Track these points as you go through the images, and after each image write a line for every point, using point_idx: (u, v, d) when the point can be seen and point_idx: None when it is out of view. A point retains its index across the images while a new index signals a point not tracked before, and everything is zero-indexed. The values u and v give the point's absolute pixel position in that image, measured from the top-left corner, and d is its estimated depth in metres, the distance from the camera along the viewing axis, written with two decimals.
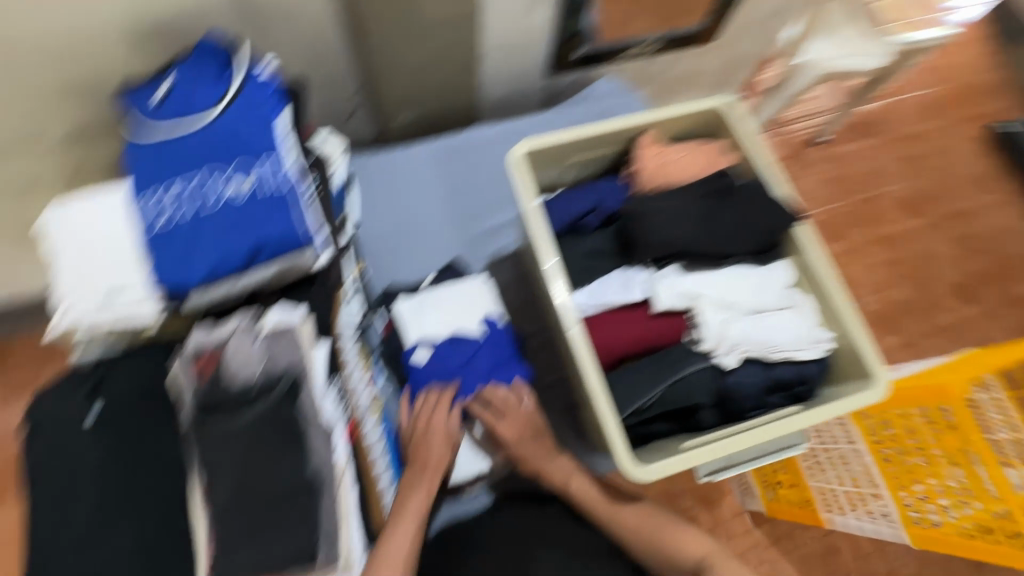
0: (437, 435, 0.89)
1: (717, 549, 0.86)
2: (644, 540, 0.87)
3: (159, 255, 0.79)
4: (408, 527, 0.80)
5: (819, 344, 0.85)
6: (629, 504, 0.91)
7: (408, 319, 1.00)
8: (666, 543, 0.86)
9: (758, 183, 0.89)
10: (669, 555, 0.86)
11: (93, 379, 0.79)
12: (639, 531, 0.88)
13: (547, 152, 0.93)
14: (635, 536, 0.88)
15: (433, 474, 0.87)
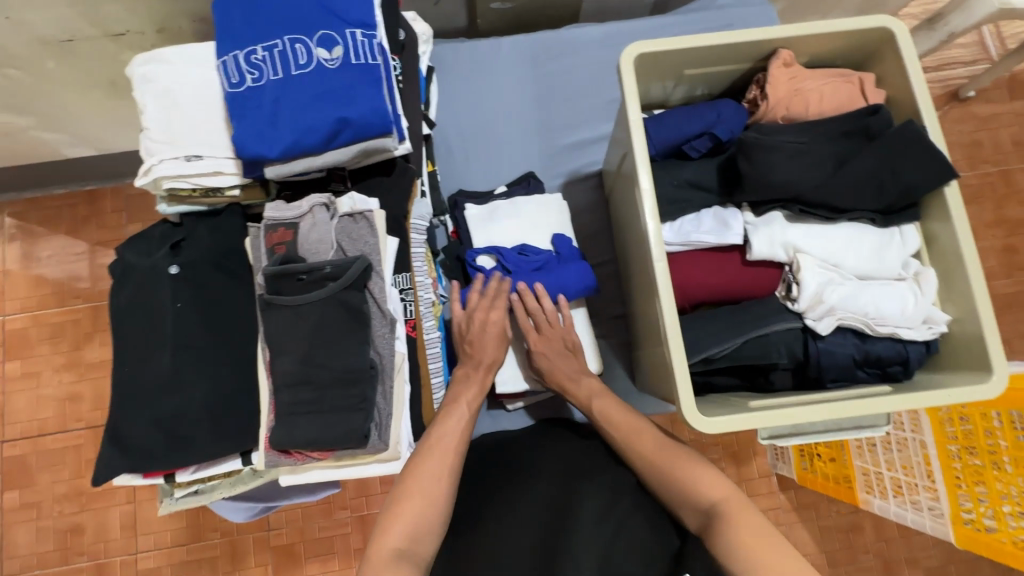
0: (491, 333, 0.90)
1: (743, 495, 0.65)
2: (656, 470, 0.71)
3: (240, 119, 0.76)
4: (458, 415, 0.79)
5: (929, 325, 0.74)
6: (648, 430, 0.76)
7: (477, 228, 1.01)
8: (680, 474, 0.68)
9: (915, 128, 0.73)
10: (682, 495, 0.68)
11: (178, 235, 0.85)
12: (659, 463, 0.71)
13: (662, 60, 0.81)
14: (646, 463, 0.72)
15: (484, 372, 0.88)
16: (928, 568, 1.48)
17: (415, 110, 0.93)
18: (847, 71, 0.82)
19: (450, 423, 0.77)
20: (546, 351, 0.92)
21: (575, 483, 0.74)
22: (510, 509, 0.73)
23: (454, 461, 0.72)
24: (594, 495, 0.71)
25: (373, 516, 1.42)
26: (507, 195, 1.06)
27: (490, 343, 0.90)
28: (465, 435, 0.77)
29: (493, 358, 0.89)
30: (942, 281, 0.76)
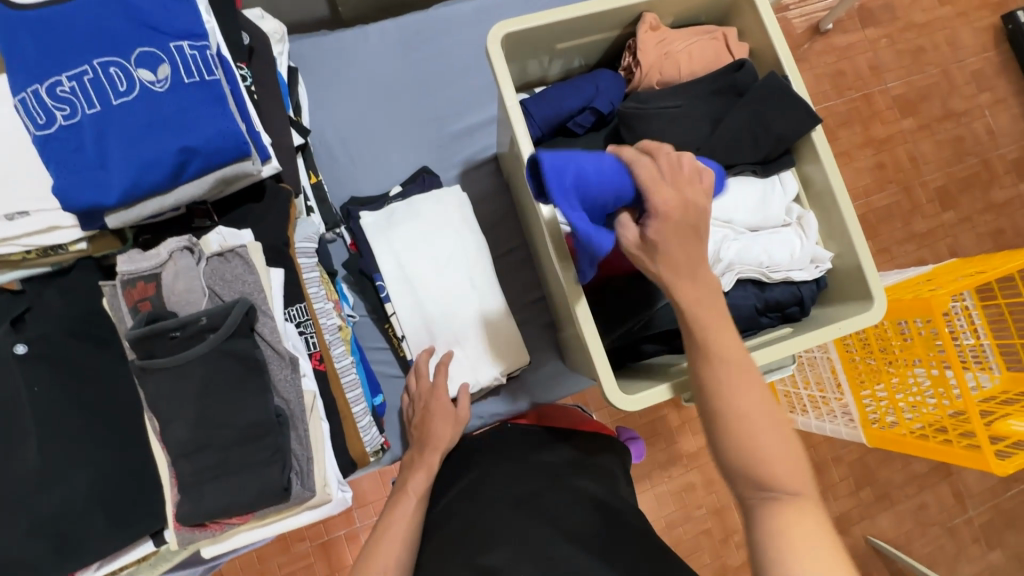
0: (439, 412, 0.88)
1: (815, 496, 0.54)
2: (735, 431, 0.54)
3: (60, 166, 0.65)
4: (406, 505, 0.78)
5: (815, 264, 0.79)
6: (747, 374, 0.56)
7: (377, 240, 0.94)
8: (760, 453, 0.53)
9: (778, 78, 0.75)
10: (752, 468, 0.53)
11: (20, 307, 0.73)
12: (746, 453, 0.54)
13: (530, 37, 0.77)
14: (730, 422, 0.55)
15: (432, 454, 0.84)
16: (850, 462, 1.63)
17: (278, 120, 0.84)
18: (708, 27, 0.83)
19: (396, 516, 0.77)
20: (682, 241, 0.55)
21: (520, 506, 0.76)
22: (458, 540, 0.74)
23: (402, 552, 0.73)
24: (541, 513, 0.74)
25: (334, 540, 1.37)
26: (400, 195, 1.00)
27: (433, 424, 0.87)
28: (412, 528, 0.76)
29: (444, 438, 0.86)
30: (821, 221, 0.80)
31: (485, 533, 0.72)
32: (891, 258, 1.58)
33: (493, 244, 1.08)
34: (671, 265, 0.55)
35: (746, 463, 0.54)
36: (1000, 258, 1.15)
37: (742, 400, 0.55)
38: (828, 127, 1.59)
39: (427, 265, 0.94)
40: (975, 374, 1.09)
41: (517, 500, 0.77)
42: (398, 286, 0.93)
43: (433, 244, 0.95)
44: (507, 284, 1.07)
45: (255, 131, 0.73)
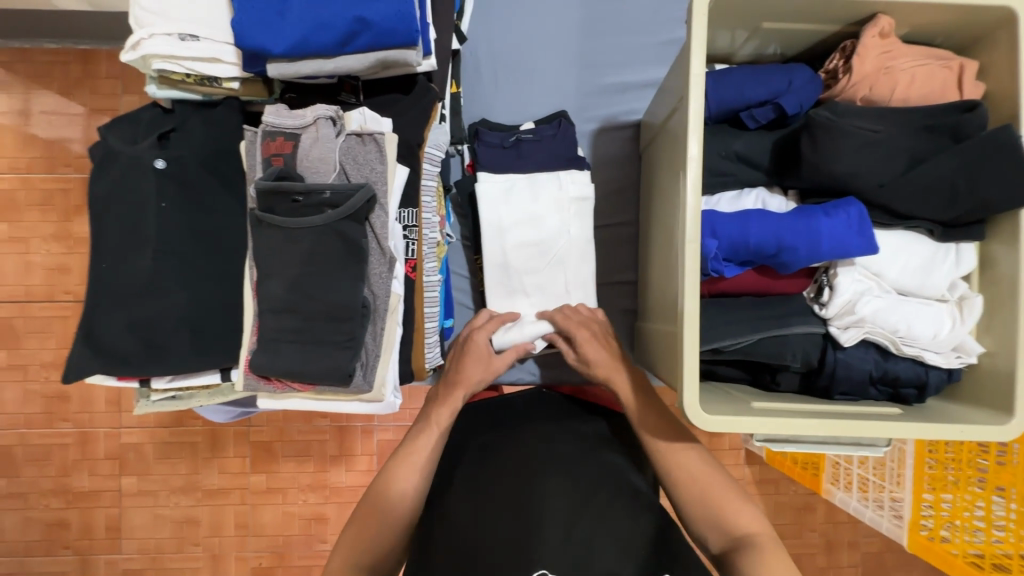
0: (475, 352, 0.87)
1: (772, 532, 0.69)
2: (701, 494, 0.72)
3: (245, 1, 0.66)
4: (432, 435, 0.80)
5: (957, 353, 0.70)
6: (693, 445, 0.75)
7: (490, 182, 0.92)
8: (721, 506, 0.71)
9: (1014, 136, 0.63)
10: (716, 522, 0.71)
11: (167, 124, 0.77)
12: (707, 511, 0.72)
13: (738, 5, 0.69)
14: (693, 485, 0.73)
15: (458, 390, 0.84)
16: (865, 552, 1.58)
17: (446, 19, 0.80)
18: (947, 54, 0.71)
19: (417, 443, 0.79)
20: (597, 348, 0.85)
21: (547, 467, 0.78)
22: (486, 484, 0.78)
23: (419, 477, 0.76)
24: (562, 479, 0.77)
25: (350, 428, 1.47)
26: (533, 131, 0.95)
27: (467, 362, 0.86)
28: (434, 454, 0.78)
29: (474, 378, 0.85)
30: (985, 309, 0.70)
31: (510, 487, 0.76)
32: None
33: (603, 212, 1.04)
34: (601, 369, 0.83)
35: (710, 505, 0.71)
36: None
37: (691, 464, 0.74)
38: None
39: (529, 236, 0.92)
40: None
41: (548, 460, 0.79)
42: (493, 236, 0.91)
43: (539, 211, 0.92)
44: (602, 257, 1.03)
45: (426, 23, 0.71)
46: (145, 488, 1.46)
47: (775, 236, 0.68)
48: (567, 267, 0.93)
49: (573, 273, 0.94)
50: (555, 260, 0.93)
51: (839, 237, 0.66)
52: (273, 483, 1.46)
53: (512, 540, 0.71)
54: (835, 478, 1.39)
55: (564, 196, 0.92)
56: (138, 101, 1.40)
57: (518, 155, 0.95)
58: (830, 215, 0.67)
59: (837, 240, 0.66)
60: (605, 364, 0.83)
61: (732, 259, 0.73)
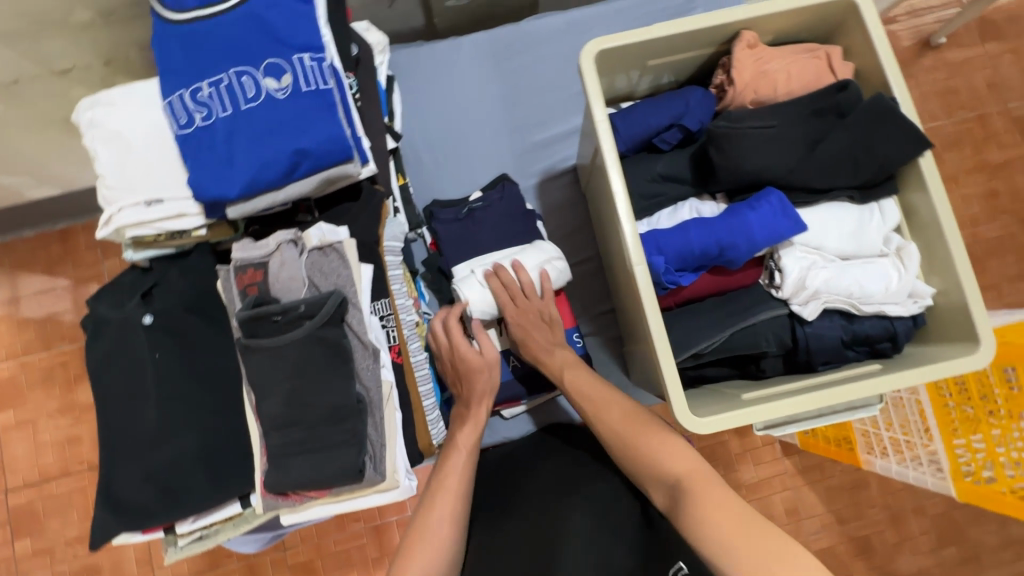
0: (471, 360, 0.86)
1: (706, 467, 0.65)
2: (624, 441, 0.73)
3: (195, 161, 0.73)
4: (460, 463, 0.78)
5: (914, 299, 0.74)
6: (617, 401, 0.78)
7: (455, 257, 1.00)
8: (647, 454, 0.70)
9: (887, 99, 0.71)
10: (650, 467, 0.69)
11: (148, 283, 0.83)
12: (645, 463, 0.69)
13: (621, 53, 0.78)
14: (614, 435, 0.74)
15: (477, 410, 0.85)
16: (933, 515, 1.53)
17: (379, 126, 0.90)
18: (812, 46, 0.80)
19: (448, 470, 0.77)
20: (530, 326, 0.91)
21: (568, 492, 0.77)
22: (500, 527, 0.78)
23: (458, 504, 0.74)
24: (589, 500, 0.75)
25: (387, 524, 1.45)
26: (481, 199, 1.03)
27: (471, 374, 0.86)
28: (467, 478, 0.77)
29: (485, 391, 0.87)
30: (924, 253, 0.75)
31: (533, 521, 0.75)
32: (992, 293, 1.49)
33: (565, 252, 1.10)
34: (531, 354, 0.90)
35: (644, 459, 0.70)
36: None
37: (604, 424, 0.76)
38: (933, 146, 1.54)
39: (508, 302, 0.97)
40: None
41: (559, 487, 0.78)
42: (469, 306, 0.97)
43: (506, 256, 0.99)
44: (576, 294, 1.08)
45: (358, 136, 0.79)
46: None
47: (712, 238, 0.74)
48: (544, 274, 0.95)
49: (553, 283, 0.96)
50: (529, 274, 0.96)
51: (770, 228, 0.72)
52: None
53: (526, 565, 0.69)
54: (868, 447, 1.35)
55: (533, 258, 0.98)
56: (120, 263, 1.48)
57: (473, 224, 1.01)
58: (754, 207, 0.73)
59: (767, 229, 0.72)
60: (536, 347, 0.90)
61: (686, 269, 0.78)
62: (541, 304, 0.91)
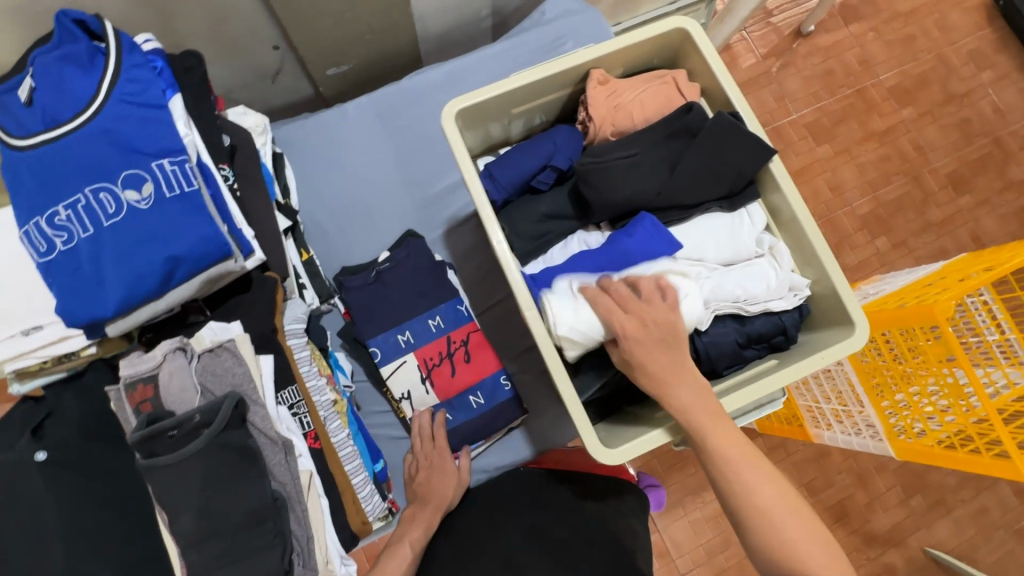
0: (439, 466, 0.95)
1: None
2: (756, 516, 0.63)
3: (61, 287, 0.70)
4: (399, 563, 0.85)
5: (794, 292, 0.78)
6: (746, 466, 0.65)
7: (371, 321, 1.00)
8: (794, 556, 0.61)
9: (729, 115, 0.76)
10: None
11: (39, 414, 0.78)
12: (782, 554, 0.61)
13: (482, 107, 0.81)
14: (762, 532, 0.62)
15: (431, 510, 0.93)
16: (896, 470, 1.58)
17: (265, 209, 0.89)
18: (660, 72, 0.86)
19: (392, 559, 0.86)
20: (662, 354, 0.68)
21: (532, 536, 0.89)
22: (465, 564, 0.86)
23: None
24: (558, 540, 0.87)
25: None
26: (388, 259, 1.03)
27: (436, 479, 0.95)
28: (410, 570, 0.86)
29: (445, 494, 0.94)
30: (794, 249, 0.80)
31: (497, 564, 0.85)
32: (902, 249, 1.60)
33: (483, 295, 1.11)
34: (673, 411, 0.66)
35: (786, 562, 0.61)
36: (1010, 251, 1.12)
37: (790, 528, 0.62)
38: (822, 125, 1.66)
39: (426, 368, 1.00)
40: (1006, 372, 1.01)
41: (520, 536, 0.89)
42: (390, 363, 0.99)
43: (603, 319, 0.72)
44: (500, 334, 1.10)
45: (237, 228, 0.78)
46: None
47: (596, 267, 0.77)
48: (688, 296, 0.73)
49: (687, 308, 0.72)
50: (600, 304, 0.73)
51: (646, 250, 0.75)
52: None
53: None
54: (815, 420, 1.40)
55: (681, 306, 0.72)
56: None
57: (383, 287, 1.01)
58: (628, 231, 0.77)
59: (644, 252, 0.75)
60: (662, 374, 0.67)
61: None
62: (664, 313, 0.69)
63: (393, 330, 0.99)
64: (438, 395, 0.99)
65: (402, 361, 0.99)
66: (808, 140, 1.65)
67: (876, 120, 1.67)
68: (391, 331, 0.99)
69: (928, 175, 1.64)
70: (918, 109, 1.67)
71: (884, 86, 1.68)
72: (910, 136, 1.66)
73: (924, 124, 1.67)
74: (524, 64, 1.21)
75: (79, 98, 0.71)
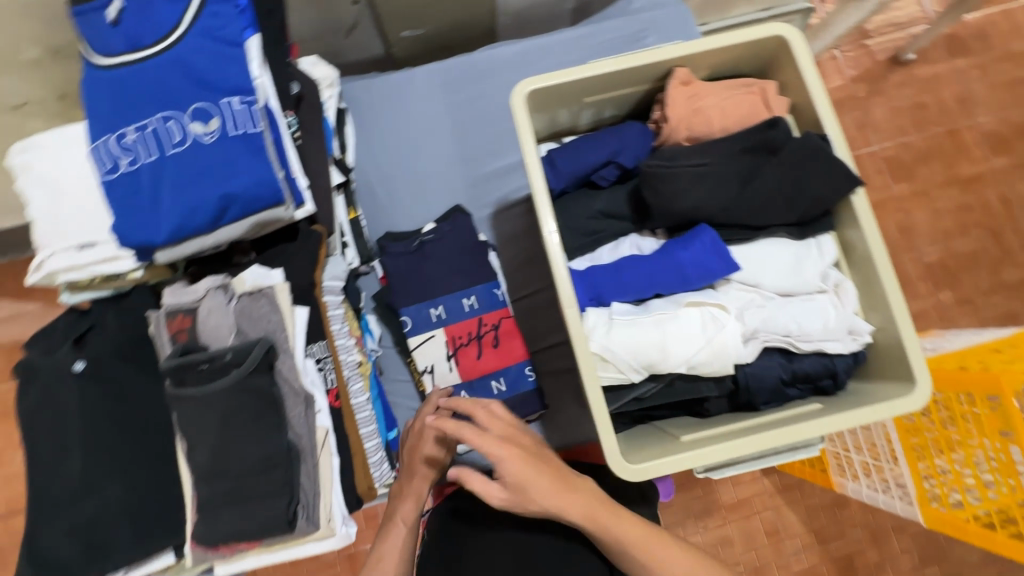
0: (425, 442, 0.78)
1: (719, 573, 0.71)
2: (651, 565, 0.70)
3: (120, 208, 0.72)
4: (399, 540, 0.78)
5: (853, 335, 0.73)
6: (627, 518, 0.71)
7: (405, 290, 0.99)
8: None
9: (816, 137, 0.71)
10: None
11: (84, 326, 0.81)
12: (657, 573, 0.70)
13: (555, 91, 0.78)
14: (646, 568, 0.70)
15: (419, 485, 0.79)
16: (915, 534, 1.49)
17: (321, 162, 0.89)
18: (747, 80, 0.80)
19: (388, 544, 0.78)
20: (535, 473, 0.67)
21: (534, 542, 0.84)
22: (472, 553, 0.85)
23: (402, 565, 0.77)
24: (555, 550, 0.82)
25: (358, 555, 1.43)
26: (432, 231, 1.02)
27: (420, 453, 0.79)
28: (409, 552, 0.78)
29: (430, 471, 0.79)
30: (862, 289, 0.74)
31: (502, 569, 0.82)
32: (967, 307, 1.48)
33: (519, 283, 1.09)
34: (546, 505, 0.68)
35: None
36: None
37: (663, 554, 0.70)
38: (902, 162, 1.55)
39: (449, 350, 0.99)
40: None
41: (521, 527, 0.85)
42: (419, 334, 0.98)
43: (668, 340, 0.71)
44: (531, 324, 1.08)
45: (293, 177, 0.78)
46: None
47: (644, 277, 0.74)
48: (681, 324, 0.71)
49: (683, 334, 0.71)
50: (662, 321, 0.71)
51: (700, 265, 0.72)
52: None
53: None
54: (841, 469, 1.34)
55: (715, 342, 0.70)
56: None
57: (423, 258, 1.00)
58: (683, 243, 0.73)
59: (698, 267, 0.72)
60: (524, 472, 0.67)
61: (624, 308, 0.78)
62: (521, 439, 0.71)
63: (426, 303, 0.98)
64: (460, 373, 0.98)
65: (431, 335, 0.98)
66: (885, 175, 1.54)
67: (964, 165, 1.54)
68: (424, 305, 0.99)
69: (1010, 233, 1.52)
70: (1012, 160, 1.54)
71: (980, 130, 1.55)
72: (999, 188, 1.53)
73: (1017, 177, 1.54)
74: (600, 52, 1.17)
75: (162, 25, 0.71)
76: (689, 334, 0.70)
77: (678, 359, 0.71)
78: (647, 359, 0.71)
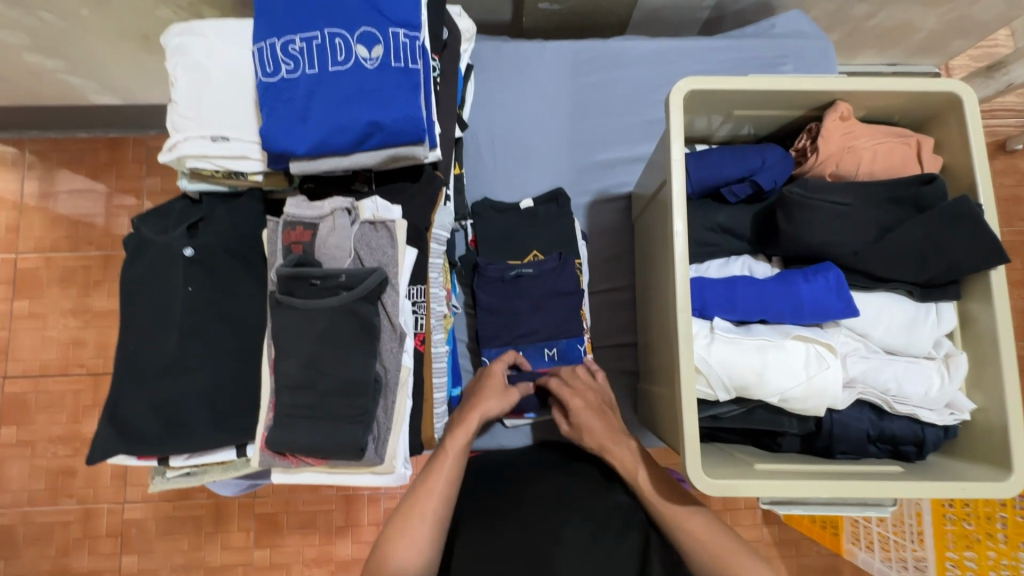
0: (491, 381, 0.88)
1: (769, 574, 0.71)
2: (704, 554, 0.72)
3: (271, 110, 0.73)
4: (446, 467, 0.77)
5: (951, 410, 0.72)
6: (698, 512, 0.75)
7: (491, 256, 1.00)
8: (717, 554, 0.72)
9: (974, 203, 0.68)
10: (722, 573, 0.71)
11: (195, 216, 0.84)
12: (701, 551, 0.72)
13: (710, 97, 0.77)
14: (697, 546, 0.73)
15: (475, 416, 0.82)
16: None
17: (450, 113, 0.89)
18: (903, 130, 0.78)
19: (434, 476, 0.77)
20: (598, 420, 0.87)
21: (560, 516, 0.81)
22: (501, 516, 0.83)
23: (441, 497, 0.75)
24: (580, 526, 0.80)
25: (357, 497, 1.46)
26: (533, 267, 0.99)
27: (485, 393, 0.86)
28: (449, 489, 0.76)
29: (492, 406, 0.84)
30: (971, 366, 0.73)
31: (529, 542, 0.79)
32: None
33: (598, 277, 1.10)
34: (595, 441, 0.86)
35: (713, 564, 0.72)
36: None
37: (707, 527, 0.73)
38: None
39: None
40: None
41: (548, 501, 0.84)
42: None
43: (768, 370, 0.70)
44: (600, 319, 1.09)
45: (432, 121, 0.78)
46: (147, 567, 1.45)
47: (758, 301, 0.73)
48: (786, 355, 0.70)
49: (786, 368, 0.70)
50: (767, 346, 0.71)
51: (819, 303, 0.71)
52: (277, 558, 1.45)
53: (528, 554, 0.77)
54: (855, 535, 1.32)
55: (816, 381, 0.69)
56: (160, 182, 1.53)
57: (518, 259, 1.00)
58: (806, 277, 0.72)
59: (817, 304, 0.71)
60: (602, 434, 0.86)
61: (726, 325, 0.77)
62: (600, 387, 0.92)
63: (509, 348, 1.00)
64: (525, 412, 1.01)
65: None
66: None
67: None
68: (506, 278, 0.99)
69: None
70: None
71: None
72: None
73: None
74: (731, 70, 1.15)
75: None
76: (790, 366, 0.70)
77: (773, 388, 0.70)
78: (741, 380, 0.71)
